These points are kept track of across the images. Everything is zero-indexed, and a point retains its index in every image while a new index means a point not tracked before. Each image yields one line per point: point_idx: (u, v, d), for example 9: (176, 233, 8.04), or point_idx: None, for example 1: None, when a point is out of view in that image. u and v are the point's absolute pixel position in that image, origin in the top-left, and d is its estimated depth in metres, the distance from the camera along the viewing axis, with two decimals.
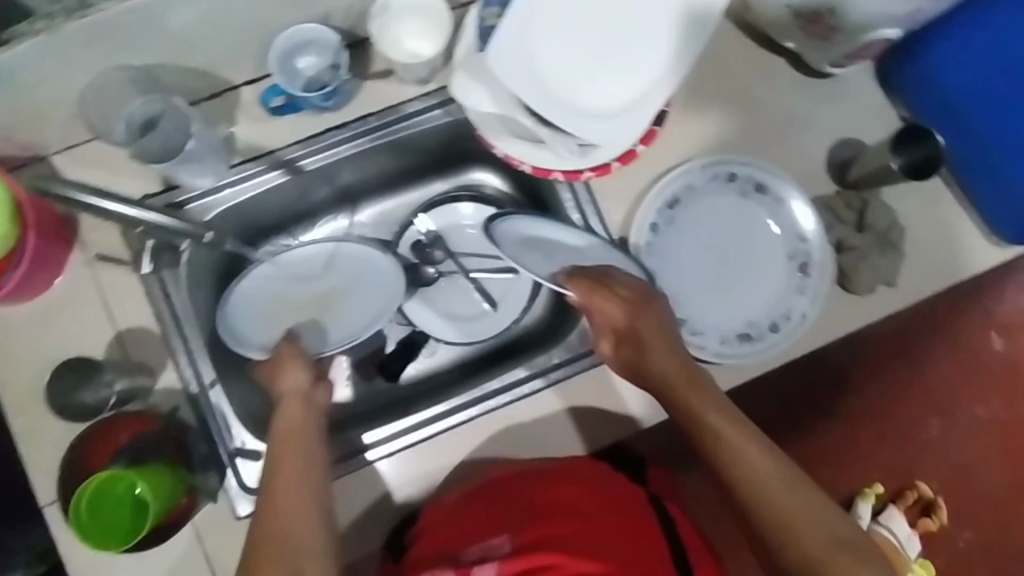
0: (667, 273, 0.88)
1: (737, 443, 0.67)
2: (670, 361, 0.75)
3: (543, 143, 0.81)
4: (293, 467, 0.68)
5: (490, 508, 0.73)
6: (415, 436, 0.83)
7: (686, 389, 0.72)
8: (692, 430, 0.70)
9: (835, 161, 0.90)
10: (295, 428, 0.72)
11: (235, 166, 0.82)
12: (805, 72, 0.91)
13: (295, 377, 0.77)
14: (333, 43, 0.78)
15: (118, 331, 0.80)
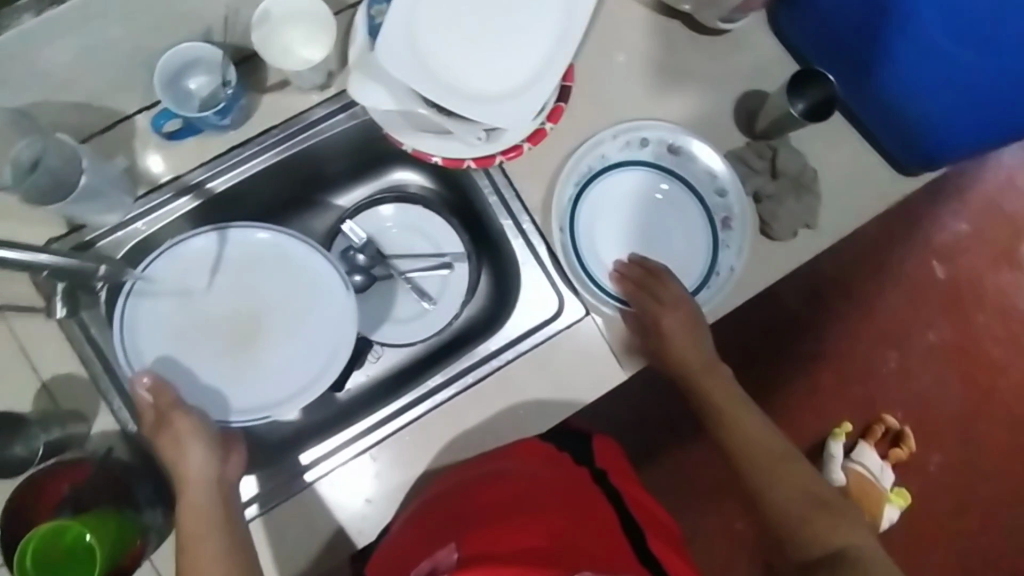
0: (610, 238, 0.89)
1: (743, 412, 0.81)
2: (689, 346, 0.82)
3: (450, 133, 0.81)
4: (206, 568, 0.65)
5: (436, 522, 0.73)
6: (365, 443, 0.82)
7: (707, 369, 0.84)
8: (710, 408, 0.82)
9: (740, 114, 0.92)
10: (202, 512, 0.68)
11: (140, 197, 0.81)
12: (696, 30, 0.92)
13: (193, 454, 0.71)
14: (219, 59, 0.77)
15: (42, 380, 0.78)
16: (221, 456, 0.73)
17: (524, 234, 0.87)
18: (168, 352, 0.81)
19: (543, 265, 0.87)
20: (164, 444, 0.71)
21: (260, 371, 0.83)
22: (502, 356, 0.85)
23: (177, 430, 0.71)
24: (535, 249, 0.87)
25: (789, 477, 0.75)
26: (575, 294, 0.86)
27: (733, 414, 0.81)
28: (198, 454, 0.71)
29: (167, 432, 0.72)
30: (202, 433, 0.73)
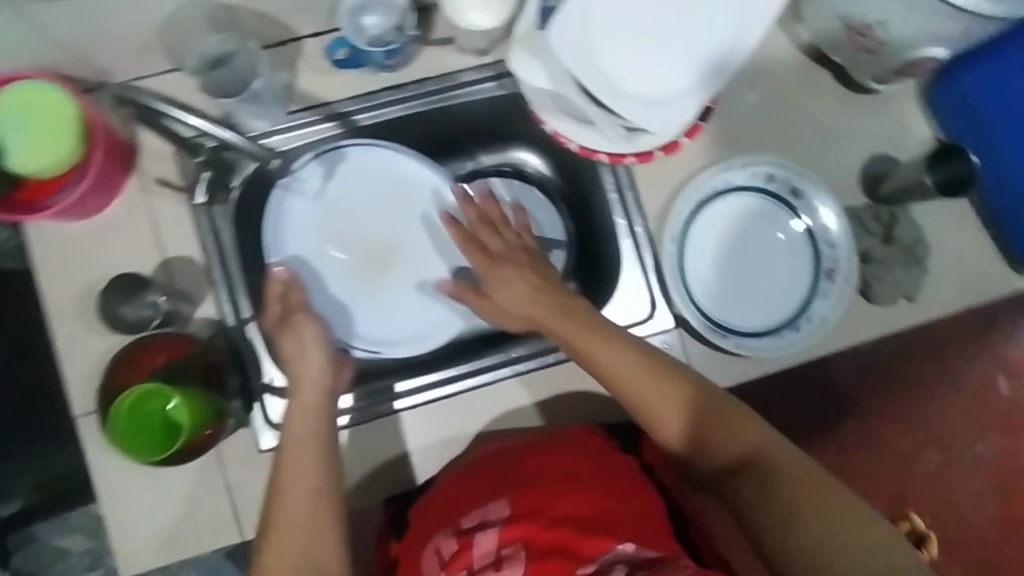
0: (710, 256, 0.90)
1: (664, 387, 0.72)
2: (563, 318, 0.78)
3: (593, 124, 0.85)
4: (304, 462, 0.70)
5: (486, 474, 0.77)
6: (441, 392, 0.87)
7: (589, 345, 0.75)
8: (611, 379, 0.74)
9: (869, 174, 0.92)
10: (311, 411, 0.73)
11: (291, 113, 0.84)
12: (848, 85, 0.93)
13: (312, 355, 0.76)
14: (400, 4, 0.80)
15: (163, 257, 0.83)
16: (335, 368, 0.78)
17: (634, 236, 0.90)
18: (306, 255, 0.89)
19: (645, 270, 0.90)
20: (286, 341, 0.77)
21: (382, 304, 0.91)
22: None
23: (298, 327, 0.77)
24: (641, 254, 0.89)
25: (804, 487, 0.65)
26: (670, 306, 0.89)
27: (655, 398, 0.72)
28: (316, 355, 0.76)
29: (289, 328, 0.78)
30: (322, 343, 0.78)
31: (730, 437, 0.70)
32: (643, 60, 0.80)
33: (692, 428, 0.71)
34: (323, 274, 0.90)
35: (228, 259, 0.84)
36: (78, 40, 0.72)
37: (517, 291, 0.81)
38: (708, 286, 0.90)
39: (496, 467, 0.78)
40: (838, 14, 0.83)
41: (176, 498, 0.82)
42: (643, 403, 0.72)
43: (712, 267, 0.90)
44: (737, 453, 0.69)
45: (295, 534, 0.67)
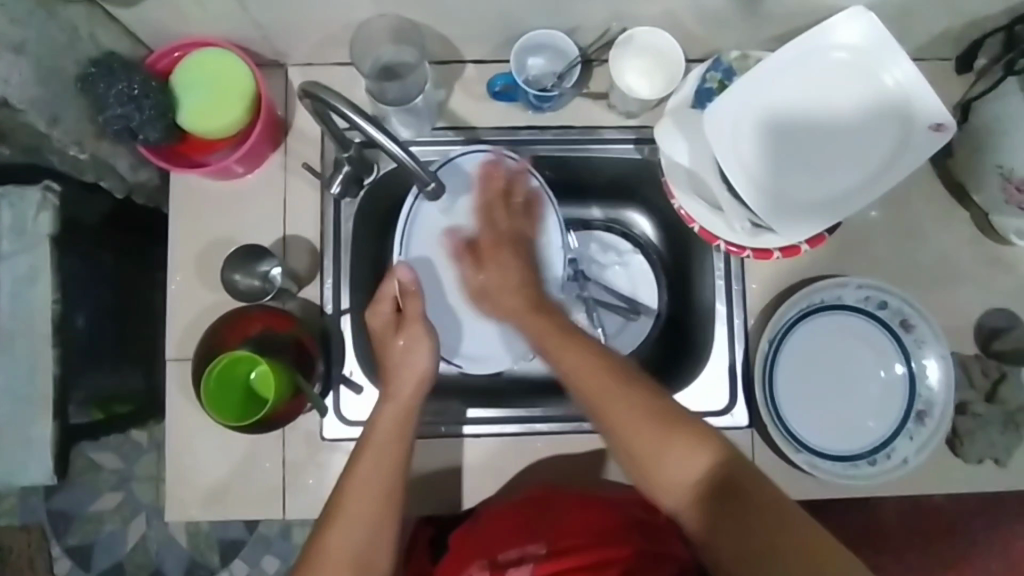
0: (821, 356, 0.89)
1: (653, 421, 0.66)
2: (582, 361, 0.70)
3: (721, 210, 0.85)
4: (378, 465, 0.69)
5: (529, 513, 0.77)
6: (502, 428, 0.88)
7: (599, 398, 0.68)
8: (617, 434, 0.67)
9: (985, 327, 0.90)
10: (400, 417, 0.72)
11: (436, 129, 0.88)
12: (985, 232, 0.90)
13: (420, 361, 0.74)
14: (570, 56, 0.83)
15: (285, 232, 0.87)
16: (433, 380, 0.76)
17: (731, 326, 0.89)
18: (432, 258, 0.88)
19: (733, 362, 0.89)
20: (388, 341, 0.75)
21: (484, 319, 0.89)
22: None
23: (409, 332, 0.74)
24: (733, 345, 0.89)
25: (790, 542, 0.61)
26: (750, 404, 0.88)
27: (665, 455, 0.65)
28: (421, 360, 0.74)
29: (398, 332, 0.75)
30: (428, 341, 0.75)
31: (710, 470, 0.64)
32: (787, 160, 0.80)
33: (700, 473, 0.64)
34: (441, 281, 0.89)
35: (341, 249, 0.87)
36: (273, 22, 0.78)
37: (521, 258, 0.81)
38: (794, 395, 0.88)
39: (537, 507, 0.78)
40: (995, 162, 0.82)
41: (233, 462, 0.84)
42: (644, 457, 0.66)
43: (800, 375, 0.89)
44: (717, 489, 0.64)
45: (354, 537, 0.67)
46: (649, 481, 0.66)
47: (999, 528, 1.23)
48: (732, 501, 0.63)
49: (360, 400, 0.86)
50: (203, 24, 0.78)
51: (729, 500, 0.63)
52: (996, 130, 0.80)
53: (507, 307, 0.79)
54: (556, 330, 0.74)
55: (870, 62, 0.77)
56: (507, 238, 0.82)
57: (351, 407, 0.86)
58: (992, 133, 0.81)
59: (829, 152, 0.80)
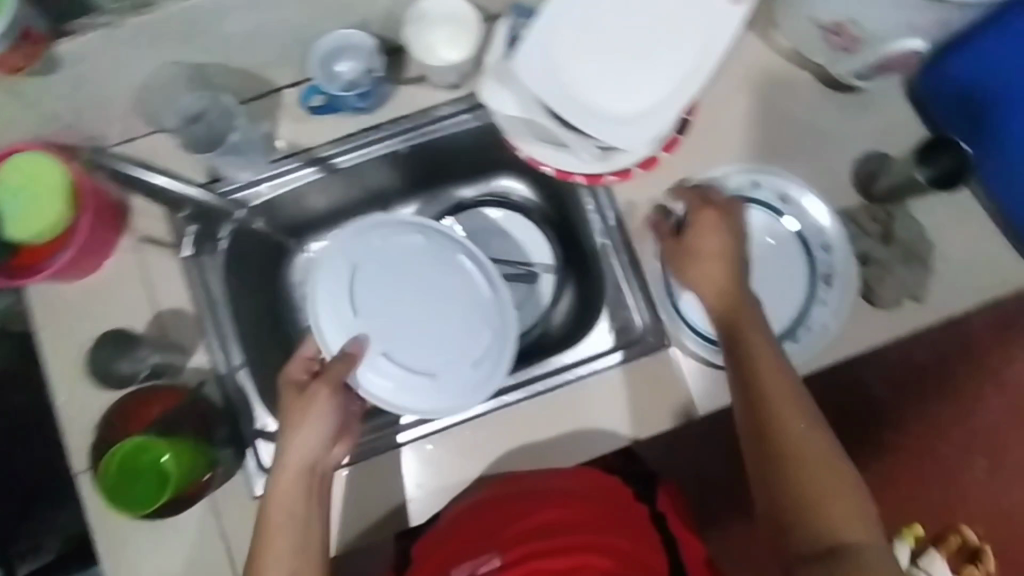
0: None
1: (748, 379, 0.69)
2: (753, 318, 0.73)
3: (566, 146, 0.83)
4: (278, 548, 0.69)
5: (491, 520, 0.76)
6: (447, 421, 0.86)
7: (755, 345, 0.72)
8: (758, 379, 0.70)
9: (861, 175, 0.90)
10: (285, 517, 0.70)
11: (275, 160, 0.87)
12: (831, 86, 0.91)
13: (294, 448, 0.73)
14: (368, 48, 0.82)
15: (157, 311, 0.85)
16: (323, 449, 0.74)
17: (619, 255, 0.88)
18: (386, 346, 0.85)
19: (631, 290, 0.88)
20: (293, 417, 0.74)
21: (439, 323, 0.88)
22: (574, 372, 0.87)
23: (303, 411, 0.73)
24: (627, 273, 0.88)
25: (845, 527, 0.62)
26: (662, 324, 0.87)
27: (777, 420, 0.67)
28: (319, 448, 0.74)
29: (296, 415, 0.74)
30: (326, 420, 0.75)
31: (835, 523, 0.62)
32: (614, 75, 0.79)
33: (816, 510, 0.63)
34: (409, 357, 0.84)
35: (217, 309, 0.85)
36: (65, 109, 0.77)
37: (710, 255, 0.76)
38: (700, 300, 0.87)
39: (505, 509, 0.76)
40: (807, 15, 0.82)
41: (171, 552, 0.81)
42: (763, 427, 0.68)
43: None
44: (831, 538, 0.61)
45: None
46: (761, 492, 0.66)
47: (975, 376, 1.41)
48: (842, 562, 0.60)
49: None
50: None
51: (838, 550, 0.61)
52: None
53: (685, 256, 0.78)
54: (782, 380, 0.70)
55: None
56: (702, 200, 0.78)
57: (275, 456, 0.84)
58: None
59: (650, 52, 0.79)
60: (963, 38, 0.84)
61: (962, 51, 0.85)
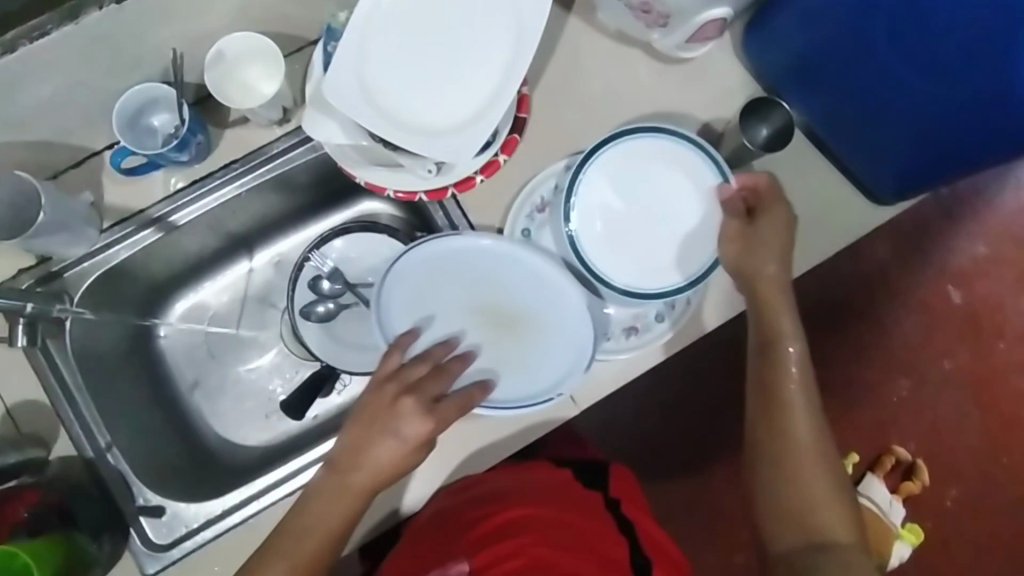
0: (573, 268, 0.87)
1: (802, 379, 0.78)
2: (785, 314, 0.79)
3: (402, 166, 0.82)
4: None
5: (453, 526, 0.77)
6: None
7: (790, 346, 0.78)
8: (784, 380, 0.77)
9: (706, 143, 0.90)
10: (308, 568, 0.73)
11: (106, 230, 0.84)
12: (663, 59, 0.90)
13: (372, 454, 0.74)
14: (168, 96, 0.79)
15: (6, 407, 0.81)
16: (395, 472, 0.75)
17: None
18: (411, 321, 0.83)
19: None
20: (377, 420, 0.76)
21: (535, 368, 0.82)
22: None
23: (387, 416, 0.75)
24: None
25: (834, 521, 0.74)
26: None
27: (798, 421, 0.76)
28: (397, 470, 0.75)
29: (385, 423, 0.75)
30: (403, 434, 0.74)
31: (825, 519, 0.74)
32: (433, 86, 0.77)
33: (813, 509, 0.74)
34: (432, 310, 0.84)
35: (73, 391, 0.82)
36: None
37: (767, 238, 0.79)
38: (617, 255, 0.83)
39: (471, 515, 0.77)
40: None
41: None
42: (785, 429, 0.76)
43: (616, 231, 0.83)
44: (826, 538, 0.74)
45: None
46: (768, 484, 0.76)
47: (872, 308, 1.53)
48: (830, 556, 0.72)
49: (166, 523, 0.82)
50: None
51: (825, 544, 0.73)
52: None
53: (751, 249, 0.79)
54: (805, 381, 0.78)
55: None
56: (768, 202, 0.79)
57: (161, 530, 0.82)
58: None
59: (461, 56, 0.77)
60: (773, 7, 0.81)
61: (766, 36, 0.84)
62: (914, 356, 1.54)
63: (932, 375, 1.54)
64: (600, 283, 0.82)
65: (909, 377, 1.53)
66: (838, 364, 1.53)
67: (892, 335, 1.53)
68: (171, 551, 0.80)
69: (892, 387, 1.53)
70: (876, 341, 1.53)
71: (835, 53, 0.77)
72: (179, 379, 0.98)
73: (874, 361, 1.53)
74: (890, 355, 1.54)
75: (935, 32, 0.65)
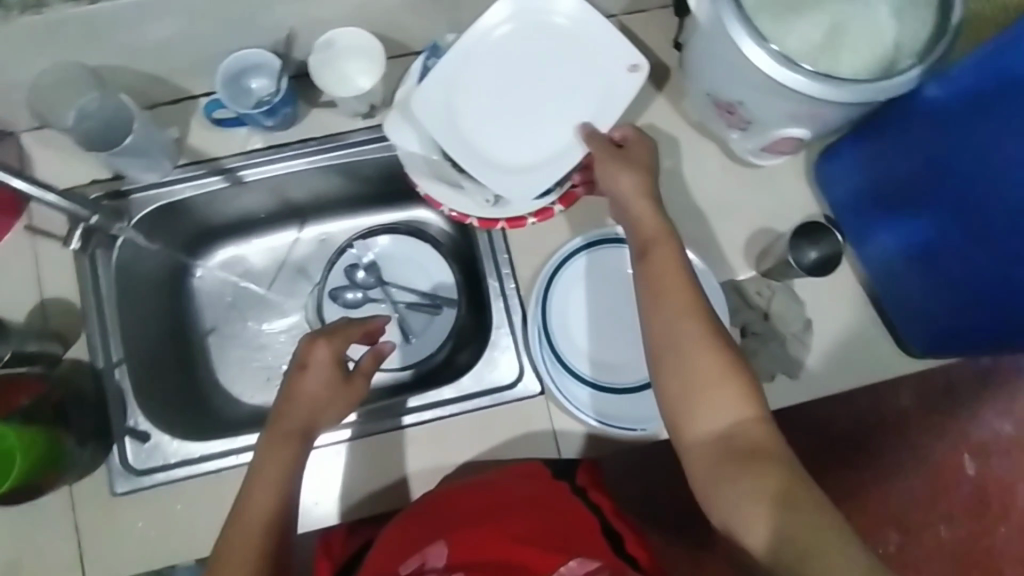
0: (594, 327, 0.88)
1: (686, 323, 0.68)
2: (670, 267, 0.71)
3: (463, 188, 0.85)
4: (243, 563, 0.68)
5: (419, 528, 0.75)
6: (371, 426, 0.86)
7: (672, 300, 0.69)
8: (664, 326, 0.69)
9: (753, 249, 0.92)
10: (250, 541, 0.69)
11: (179, 166, 0.90)
12: (735, 159, 0.93)
13: (303, 399, 0.76)
14: (269, 65, 0.84)
15: (41, 299, 0.86)
16: (323, 412, 0.77)
17: (505, 298, 0.89)
18: (559, 318, 0.88)
19: (514, 334, 0.89)
20: (296, 377, 0.77)
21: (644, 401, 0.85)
22: (447, 408, 0.87)
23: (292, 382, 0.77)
24: (511, 316, 0.89)
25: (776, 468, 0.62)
26: (536, 371, 0.87)
27: (690, 363, 0.67)
28: (327, 405, 0.78)
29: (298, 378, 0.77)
30: (324, 382, 0.78)
31: (764, 471, 0.62)
32: (521, 125, 0.82)
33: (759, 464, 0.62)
34: (575, 320, 0.88)
35: (105, 303, 0.87)
36: None
37: (640, 165, 0.76)
38: (624, 360, 0.87)
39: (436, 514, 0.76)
40: (705, 90, 0.84)
41: (15, 544, 0.80)
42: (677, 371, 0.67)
43: (622, 331, 0.88)
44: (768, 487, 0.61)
45: None
46: (678, 425, 0.67)
47: (883, 455, 1.48)
48: (777, 504, 0.60)
49: (146, 450, 0.85)
50: None
51: (774, 492, 0.61)
52: (694, 62, 0.83)
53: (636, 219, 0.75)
54: (694, 319, 0.68)
55: (539, 8, 0.81)
56: (631, 181, 0.75)
57: (140, 456, 0.85)
58: (693, 67, 0.83)
59: (555, 104, 0.82)
60: (850, 139, 0.84)
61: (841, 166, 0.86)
62: (911, 513, 1.49)
63: (924, 538, 1.49)
64: (587, 354, 0.87)
65: (901, 532, 1.48)
66: (835, 501, 1.48)
67: (896, 486, 1.48)
68: (143, 478, 0.83)
69: (882, 537, 1.48)
70: (878, 488, 1.48)
71: (907, 182, 0.78)
72: (200, 321, 1.03)
73: (872, 507, 1.48)
74: (888, 506, 1.48)
75: (992, 178, 0.67)
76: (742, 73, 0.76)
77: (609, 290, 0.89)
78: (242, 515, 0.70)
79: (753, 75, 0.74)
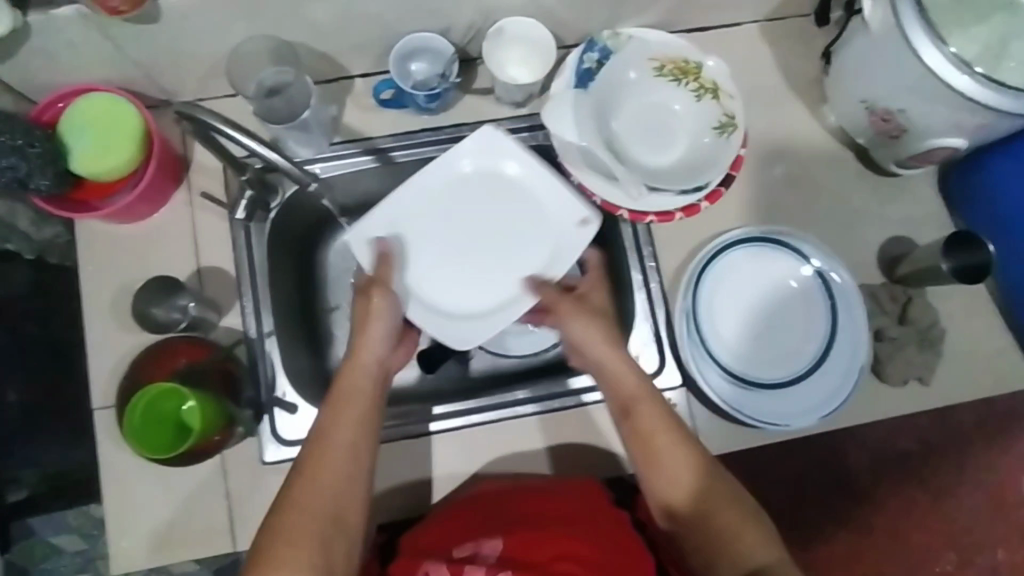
0: (735, 323, 0.90)
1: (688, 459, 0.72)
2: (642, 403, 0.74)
3: (617, 180, 0.87)
4: (322, 484, 0.68)
5: (475, 516, 0.75)
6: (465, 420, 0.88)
7: (655, 433, 0.73)
8: (651, 451, 0.73)
9: (887, 256, 0.94)
10: (334, 468, 0.69)
11: (333, 144, 0.91)
12: (870, 166, 0.95)
13: (366, 344, 0.78)
14: (440, 50, 0.86)
15: (198, 266, 0.87)
16: (384, 358, 0.78)
17: (648, 290, 0.91)
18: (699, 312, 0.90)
19: (657, 327, 0.91)
20: (361, 322, 0.80)
21: (787, 397, 0.88)
22: (591, 395, 0.90)
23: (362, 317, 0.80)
24: (655, 311, 0.90)
25: None
26: (679, 363, 0.89)
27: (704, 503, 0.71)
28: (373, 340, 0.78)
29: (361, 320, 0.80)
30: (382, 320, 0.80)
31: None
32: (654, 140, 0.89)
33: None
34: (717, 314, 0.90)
35: (256, 273, 0.87)
36: (156, 59, 0.79)
37: (591, 310, 0.82)
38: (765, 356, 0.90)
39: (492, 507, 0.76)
40: (861, 98, 0.86)
41: (167, 504, 0.81)
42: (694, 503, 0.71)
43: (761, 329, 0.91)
44: None
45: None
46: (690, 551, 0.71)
47: None
48: None
49: (297, 420, 0.86)
50: (84, 70, 0.79)
51: None
52: (850, 71, 0.86)
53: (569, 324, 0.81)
54: (683, 453, 0.72)
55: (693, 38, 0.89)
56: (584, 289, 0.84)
57: (290, 426, 0.85)
58: (851, 74, 0.86)
59: (513, 241, 0.90)
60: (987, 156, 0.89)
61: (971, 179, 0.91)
62: None
63: None
64: (729, 349, 0.89)
65: None
66: None
67: None
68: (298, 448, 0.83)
69: None
70: None
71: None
72: None
73: None
74: None
75: None
76: (913, 81, 0.78)
77: (751, 288, 0.91)
78: (320, 443, 0.70)
79: (929, 83, 0.76)
